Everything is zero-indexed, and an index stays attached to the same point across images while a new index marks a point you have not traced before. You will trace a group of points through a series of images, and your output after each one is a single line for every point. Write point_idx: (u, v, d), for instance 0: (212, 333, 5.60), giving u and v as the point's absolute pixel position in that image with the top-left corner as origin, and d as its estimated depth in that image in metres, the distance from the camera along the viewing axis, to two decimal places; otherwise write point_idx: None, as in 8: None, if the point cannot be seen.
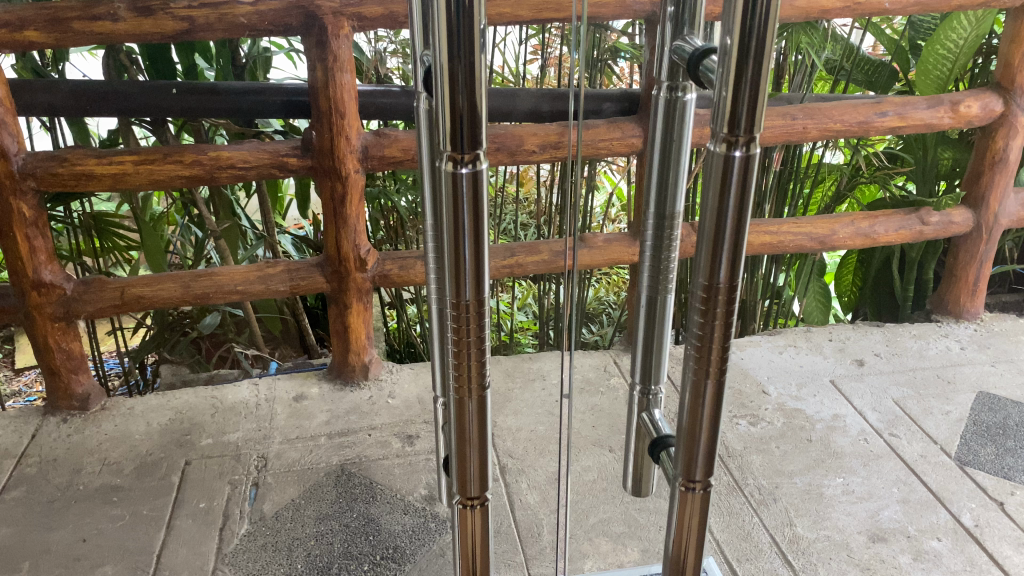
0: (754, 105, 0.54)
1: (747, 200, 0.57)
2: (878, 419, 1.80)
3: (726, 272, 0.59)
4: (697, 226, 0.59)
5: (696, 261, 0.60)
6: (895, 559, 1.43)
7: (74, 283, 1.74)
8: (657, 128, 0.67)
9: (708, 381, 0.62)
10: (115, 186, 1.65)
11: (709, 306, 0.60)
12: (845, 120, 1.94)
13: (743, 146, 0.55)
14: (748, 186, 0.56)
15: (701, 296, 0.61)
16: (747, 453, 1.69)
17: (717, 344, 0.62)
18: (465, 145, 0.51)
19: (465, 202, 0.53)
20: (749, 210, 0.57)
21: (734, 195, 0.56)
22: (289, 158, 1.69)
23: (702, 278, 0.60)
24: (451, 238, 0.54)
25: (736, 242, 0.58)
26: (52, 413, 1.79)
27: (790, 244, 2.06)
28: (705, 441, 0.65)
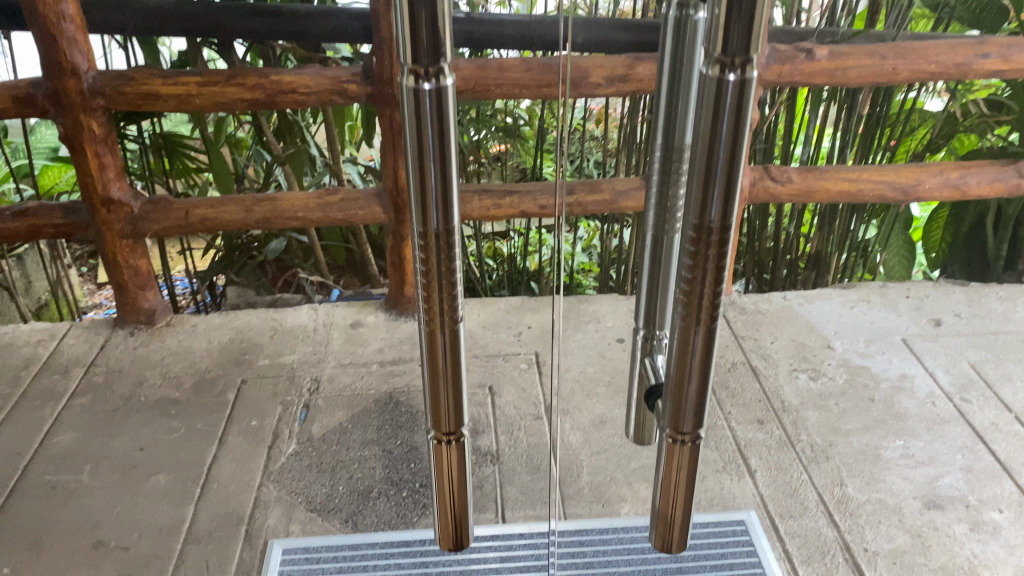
0: (749, 24, 0.48)
1: (742, 131, 0.51)
2: (949, 382, 1.71)
3: (719, 209, 0.53)
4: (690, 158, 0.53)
5: (688, 199, 0.55)
6: (950, 528, 1.37)
7: (142, 202, 1.79)
8: (667, 46, 0.60)
9: (697, 330, 0.57)
10: (179, 107, 1.68)
11: (699, 247, 0.55)
12: (941, 60, 1.84)
13: (739, 69, 0.49)
14: (743, 114, 0.50)
15: (691, 236, 0.55)
16: (803, 409, 1.63)
17: (708, 289, 0.57)
18: (427, 57, 0.49)
19: (429, 124, 0.51)
20: (744, 143, 0.51)
21: (727, 124, 0.50)
22: (349, 84, 1.67)
23: (691, 216, 0.55)
24: (416, 159, 0.52)
25: (729, 178, 0.52)
26: (121, 325, 1.88)
27: (870, 194, 1.99)
28: (695, 391, 0.61)
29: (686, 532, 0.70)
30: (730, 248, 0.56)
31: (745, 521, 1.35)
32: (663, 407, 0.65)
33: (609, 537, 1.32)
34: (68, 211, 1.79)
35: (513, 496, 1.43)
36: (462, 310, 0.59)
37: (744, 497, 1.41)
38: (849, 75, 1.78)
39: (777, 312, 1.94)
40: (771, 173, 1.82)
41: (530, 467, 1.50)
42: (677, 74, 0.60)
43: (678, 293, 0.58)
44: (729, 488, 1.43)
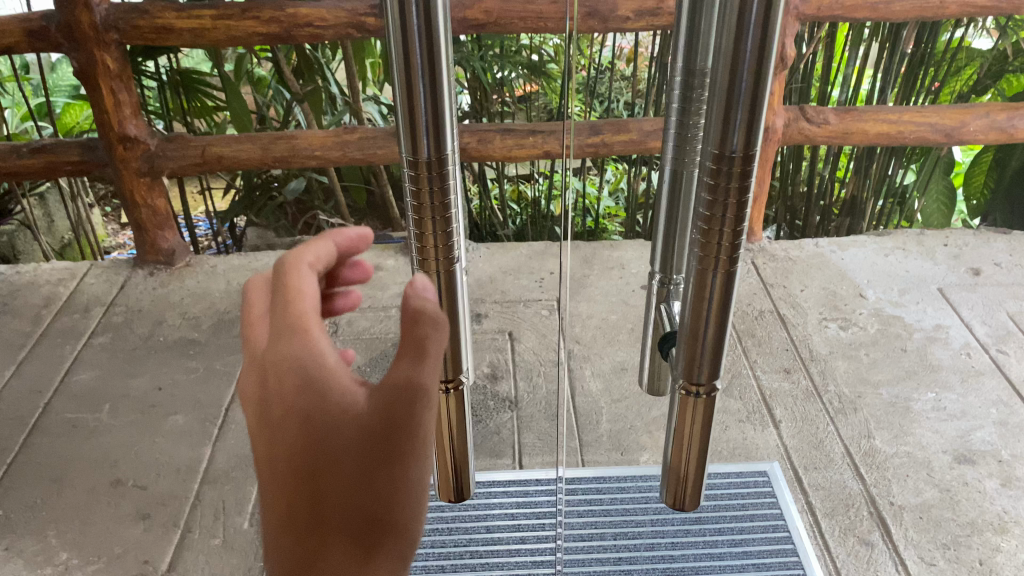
0: None
1: (770, 38, 0.44)
2: (986, 333, 1.65)
3: (742, 138, 0.48)
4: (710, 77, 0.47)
5: (704, 127, 0.49)
6: (981, 483, 1.33)
7: (158, 140, 1.78)
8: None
9: (716, 273, 0.53)
10: (194, 42, 1.64)
11: (719, 180, 0.50)
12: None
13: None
14: (771, 27, 0.44)
15: (709, 169, 0.50)
16: (832, 358, 1.59)
17: (729, 225, 0.52)
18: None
19: (419, 37, 0.45)
20: (773, 53, 0.45)
21: (752, 40, 0.44)
22: (367, 18, 1.61)
23: (710, 147, 0.49)
24: (402, 71, 0.47)
25: (754, 96, 0.46)
26: (140, 265, 1.87)
27: (909, 137, 1.87)
28: (711, 340, 0.56)
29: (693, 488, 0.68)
30: (753, 182, 0.51)
31: (767, 473, 1.31)
32: (676, 358, 0.60)
33: (627, 485, 1.27)
34: (86, 149, 1.78)
35: (531, 442, 1.41)
36: (460, 250, 0.55)
37: (767, 447, 1.38)
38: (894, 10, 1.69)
39: (808, 260, 1.88)
40: (806, 113, 1.83)
41: (549, 413, 1.48)
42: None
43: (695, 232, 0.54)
44: (751, 438, 1.40)
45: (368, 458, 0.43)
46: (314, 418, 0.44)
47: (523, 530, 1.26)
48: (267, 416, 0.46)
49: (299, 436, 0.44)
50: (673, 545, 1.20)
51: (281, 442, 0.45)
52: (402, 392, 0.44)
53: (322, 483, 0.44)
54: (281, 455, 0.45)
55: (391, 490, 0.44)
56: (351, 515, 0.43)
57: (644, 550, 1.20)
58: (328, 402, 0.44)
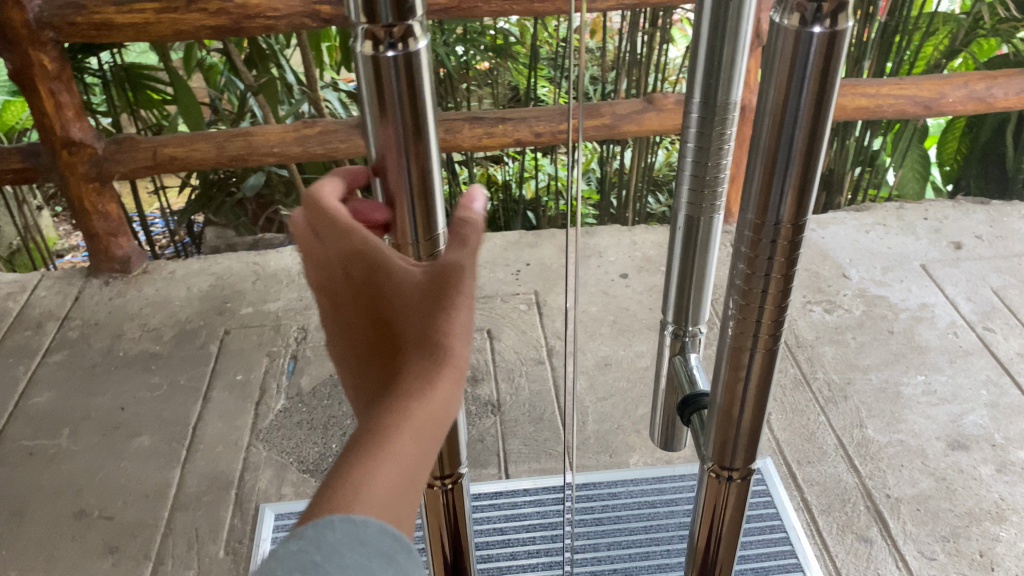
0: None
1: (826, 104, 0.41)
2: (971, 310, 1.62)
3: (790, 209, 0.44)
4: (753, 136, 0.43)
5: (745, 190, 0.46)
6: (976, 470, 1.30)
7: (105, 143, 1.67)
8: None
9: (754, 353, 0.50)
10: (138, 38, 1.54)
11: (760, 252, 0.47)
12: None
13: (827, 20, 0.38)
14: (830, 88, 0.40)
15: (750, 235, 0.47)
16: (818, 344, 1.55)
17: (770, 304, 0.49)
18: (389, 17, 0.41)
19: (400, 101, 0.43)
20: (829, 119, 0.41)
21: (806, 99, 0.40)
22: (322, 6, 1.52)
23: (751, 215, 0.46)
24: (380, 135, 0.45)
25: (804, 166, 0.43)
26: (94, 275, 1.78)
27: (888, 109, 1.80)
28: (746, 423, 0.54)
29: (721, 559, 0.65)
30: (802, 250, 0.47)
31: (760, 470, 1.28)
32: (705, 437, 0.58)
33: (618, 490, 1.29)
34: (28, 153, 1.67)
35: (516, 448, 1.36)
36: None
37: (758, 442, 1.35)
38: None
39: None
40: None
41: (533, 417, 1.43)
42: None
43: (732, 290, 0.50)
44: None
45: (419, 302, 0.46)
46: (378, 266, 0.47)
47: (514, 546, 1.18)
48: (335, 287, 0.50)
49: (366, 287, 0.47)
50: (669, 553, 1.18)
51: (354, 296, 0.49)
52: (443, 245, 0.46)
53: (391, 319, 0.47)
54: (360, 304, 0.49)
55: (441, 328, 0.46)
56: (412, 345, 0.47)
57: (638, 559, 1.20)
58: (386, 261, 0.47)
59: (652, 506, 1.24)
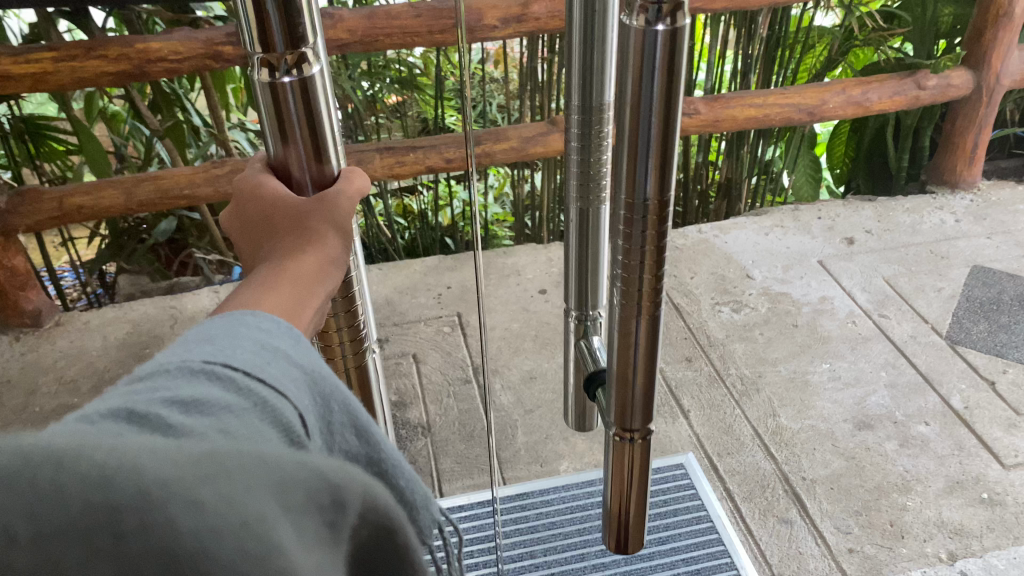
0: None
1: (674, 93, 0.49)
2: (867, 300, 1.73)
3: (654, 186, 0.53)
4: (618, 124, 0.52)
5: (619, 174, 0.54)
6: (882, 446, 1.39)
7: (7, 196, 1.65)
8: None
9: (640, 321, 0.59)
10: (36, 88, 1.53)
11: (634, 228, 0.55)
12: None
13: (668, 17, 0.46)
14: (675, 76, 0.48)
15: (625, 214, 0.55)
16: (729, 342, 1.63)
17: (648, 277, 0.57)
18: (284, 49, 0.48)
19: (298, 122, 0.50)
20: (679, 106, 0.50)
21: (656, 88, 0.48)
22: (224, 47, 1.55)
23: (623, 194, 0.54)
24: (282, 145, 0.52)
25: (663, 149, 0.51)
26: (4, 331, 1.73)
27: (774, 117, 1.88)
28: (641, 390, 0.63)
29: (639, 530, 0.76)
30: (669, 223, 0.56)
31: (684, 464, 1.35)
32: (608, 408, 0.67)
33: (551, 497, 1.31)
34: None
35: (449, 467, 1.38)
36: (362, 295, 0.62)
37: (680, 439, 1.42)
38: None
39: (693, 246, 1.90)
40: None
41: (464, 435, 1.46)
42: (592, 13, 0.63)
43: (616, 256, 0.59)
44: (665, 431, 1.43)
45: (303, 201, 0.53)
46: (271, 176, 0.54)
47: None
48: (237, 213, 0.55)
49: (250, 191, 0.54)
50: (604, 552, 1.22)
51: (242, 207, 0.55)
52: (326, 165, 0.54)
53: (272, 215, 0.53)
54: (247, 212, 0.54)
55: (316, 222, 0.53)
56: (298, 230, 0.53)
57: (575, 561, 1.21)
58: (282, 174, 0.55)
59: (585, 509, 1.28)
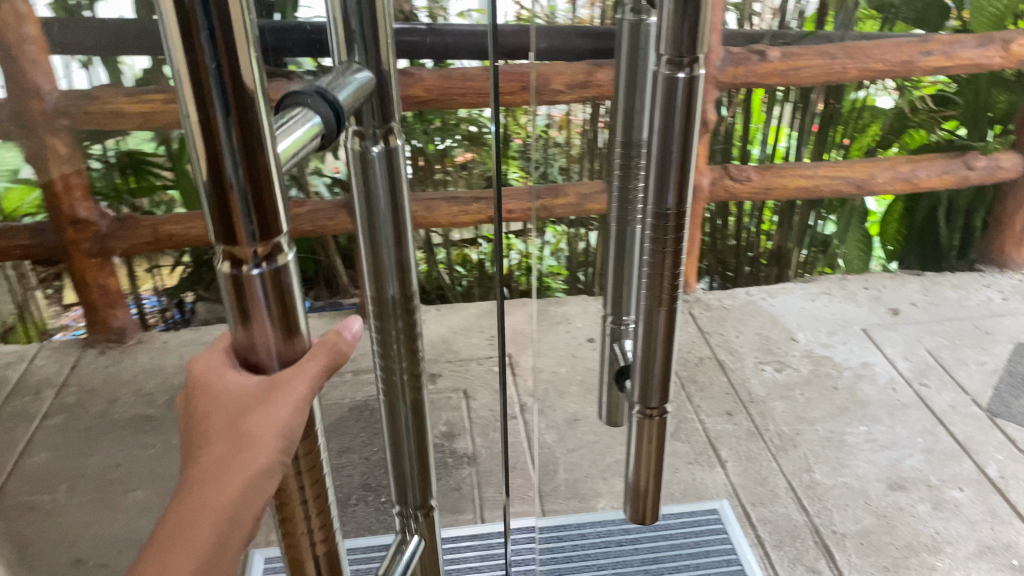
0: (695, 30, 0.61)
1: (692, 121, 0.64)
2: (909, 368, 1.78)
3: (674, 198, 0.67)
4: (650, 147, 0.67)
5: (649, 193, 0.68)
6: (914, 507, 1.43)
7: (109, 221, 1.89)
8: (623, 56, 0.97)
9: (660, 310, 0.72)
10: (148, 124, 1.73)
11: (660, 233, 0.69)
12: (888, 59, 1.81)
13: (688, 68, 0.62)
14: (693, 112, 0.64)
15: (653, 221, 0.69)
16: (769, 400, 1.68)
17: (668, 277, 0.71)
18: (251, 243, 0.41)
19: (265, 312, 0.43)
20: (696, 133, 0.65)
21: (678, 117, 0.64)
22: None
23: (652, 204, 0.68)
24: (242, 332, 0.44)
25: (682, 169, 0.66)
26: (90, 344, 1.87)
27: (825, 190, 1.95)
28: (660, 375, 0.78)
29: (656, 511, 1.01)
30: (686, 233, 0.70)
31: (718, 510, 1.41)
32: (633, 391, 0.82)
33: (587, 530, 1.38)
34: (36, 231, 1.85)
35: None
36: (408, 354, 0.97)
37: (717, 487, 1.46)
38: (801, 76, 1.78)
39: (739, 307, 1.94)
40: (730, 171, 1.87)
41: None
42: (632, 82, 0.98)
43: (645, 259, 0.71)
44: (702, 477, 1.48)
45: (246, 407, 0.45)
46: (228, 358, 0.47)
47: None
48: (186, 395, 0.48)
49: (199, 378, 0.47)
50: None
51: (192, 387, 0.48)
52: (280, 346, 0.45)
53: (210, 417, 0.46)
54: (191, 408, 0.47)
55: (256, 432, 0.45)
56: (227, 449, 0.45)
57: None
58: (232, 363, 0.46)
59: (620, 544, 1.36)
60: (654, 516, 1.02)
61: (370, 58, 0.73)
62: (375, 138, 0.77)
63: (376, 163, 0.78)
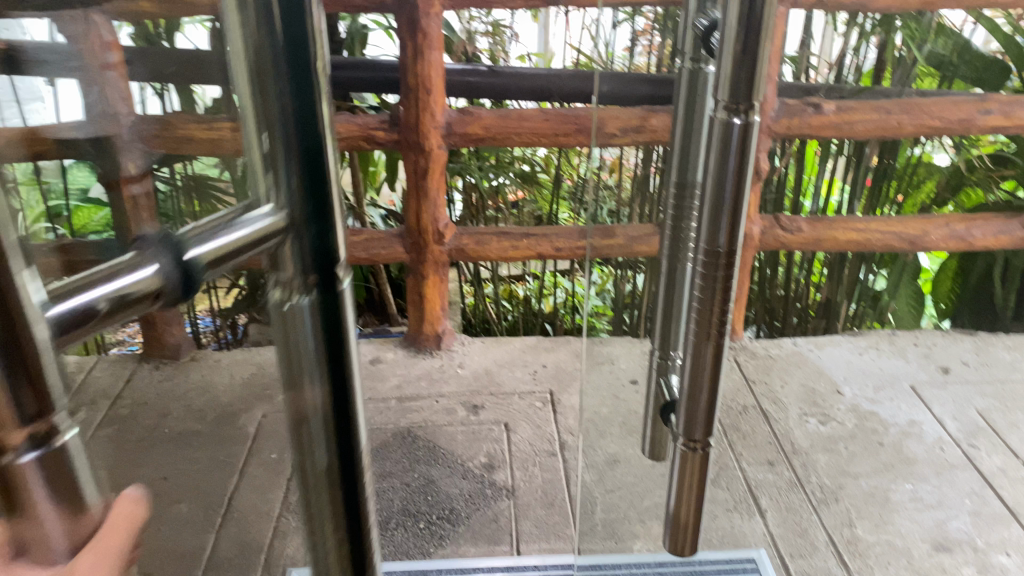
0: (754, 77, 0.63)
1: (747, 161, 0.66)
2: (957, 428, 1.88)
3: (726, 237, 0.69)
4: (706, 187, 0.69)
5: (703, 230, 0.70)
6: (959, 568, 1.57)
7: None
8: (681, 99, 0.92)
9: (709, 344, 0.73)
10: None
11: (712, 269, 0.70)
12: (946, 116, 1.55)
13: (744, 114, 0.64)
14: (749, 152, 0.66)
15: (706, 256, 0.70)
16: (812, 452, 1.79)
17: (717, 314, 0.72)
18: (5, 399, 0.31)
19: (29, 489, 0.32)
20: (750, 171, 0.67)
21: (734, 158, 0.66)
22: (376, 131, 1.97)
23: (704, 241, 0.70)
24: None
25: (736, 209, 0.68)
26: None
27: (878, 244, 1.63)
28: (705, 406, 0.79)
29: (693, 543, 1.03)
30: (736, 272, 0.71)
31: (755, 558, 1.47)
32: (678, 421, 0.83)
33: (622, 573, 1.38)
34: None
35: (528, 529, 1.56)
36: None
37: (754, 533, 1.50)
38: None
39: (788, 356, 1.69)
40: None
41: (545, 502, 1.63)
42: (688, 129, 0.92)
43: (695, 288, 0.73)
44: (740, 525, 1.48)
45: None
46: None
47: None
48: None
49: None
50: None
51: None
52: (65, 522, 0.34)
53: None
54: None
55: None
56: None
57: None
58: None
59: None
60: (689, 549, 1.07)
61: (302, 173, 0.49)
62: (299, 286, 0.50)
63: (309, 321, 0.52)
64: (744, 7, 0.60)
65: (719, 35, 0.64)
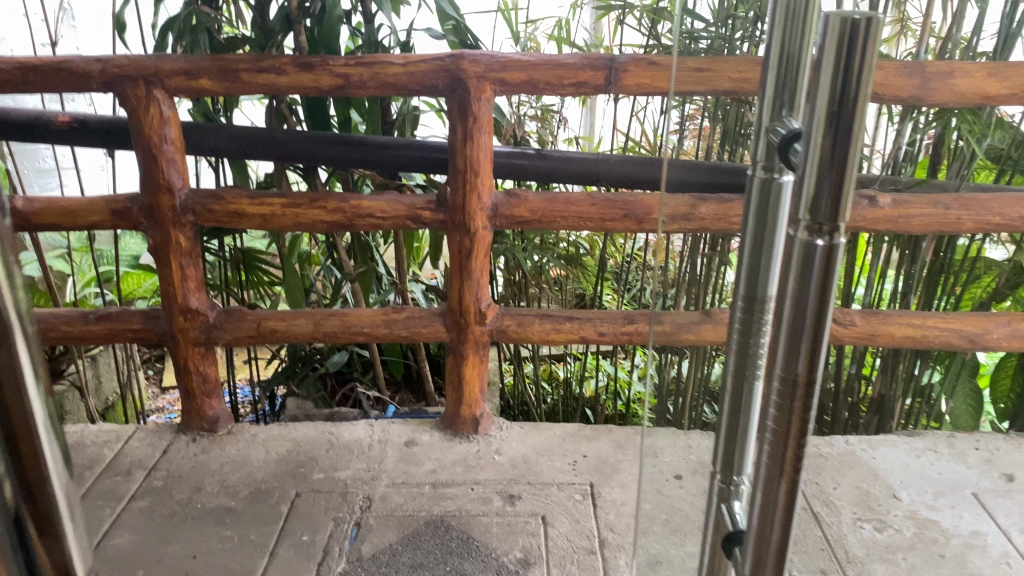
0: (837, 195, 0.60)
1: (830, 284, 0.62)
2: None
3: (805, 364, 0.65)
4: (778, 313, 0.66)
5: (778, 354, 0.66)
6: None
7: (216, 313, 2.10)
8: (750, 202, 0.77)
9: (781, 481, 0.69)
10: (262, 223, 1.99)
11: (786, 398, 0.66)
12: (1008, 214, 1.67)
13: (827, 235, 0.61)
14: (832, 275, 0.62)
15: (779, 384, 0.66)
16: (869, 561, 1.56)
17: (791, 446, 0.69)
18: None
19: None
20: (833, 293, 0.63)
21: (815, 280, 0.62)
22: (423, 211, 1.97)
23: (778, 367, 0.66)
24: None
25: (816, 336, 0.64)
26: (184, 430, 2.14)
27: (937, 340, 1.83)
28: (775, 549, 0.72)
29: None
30: (815, 400, 0.67)
31: None
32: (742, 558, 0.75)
33: None
34: (147, 318, 2.10)
35: None
36: None
37: None
38: (912, 223, 1.64)
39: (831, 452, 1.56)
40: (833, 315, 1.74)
41: None
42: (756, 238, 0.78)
43: (769, 415, 0.69)
44: None
45: None
46: None
47: None
48: None
49: None
50: None
51: None
52: None
53: None
54: None
55: None
56: None
57: None
58: None
59: None
60: None
61: None
62: None
63: None
64: (830, 115, 0.57)
65: (802, 143, 0.61)
